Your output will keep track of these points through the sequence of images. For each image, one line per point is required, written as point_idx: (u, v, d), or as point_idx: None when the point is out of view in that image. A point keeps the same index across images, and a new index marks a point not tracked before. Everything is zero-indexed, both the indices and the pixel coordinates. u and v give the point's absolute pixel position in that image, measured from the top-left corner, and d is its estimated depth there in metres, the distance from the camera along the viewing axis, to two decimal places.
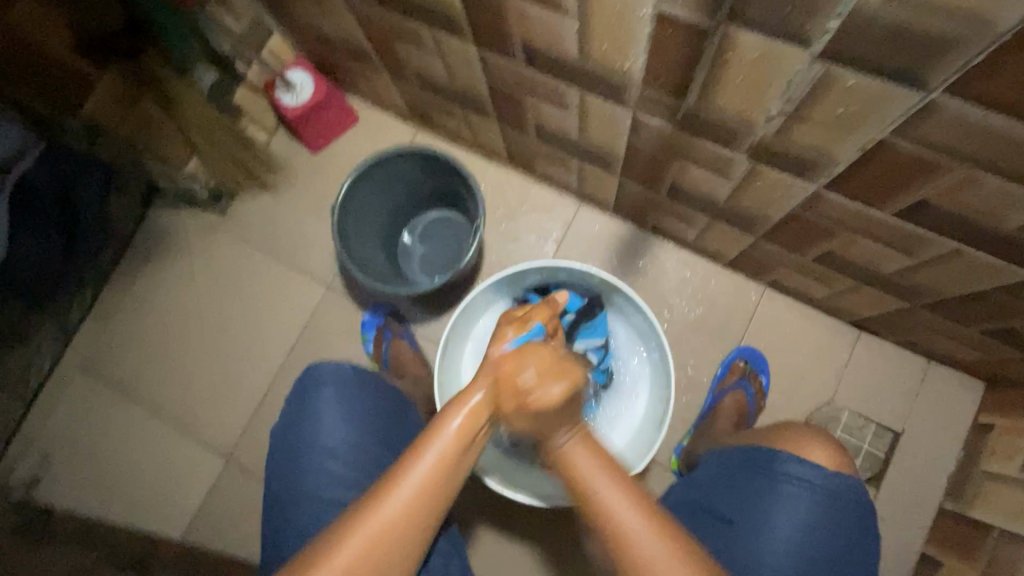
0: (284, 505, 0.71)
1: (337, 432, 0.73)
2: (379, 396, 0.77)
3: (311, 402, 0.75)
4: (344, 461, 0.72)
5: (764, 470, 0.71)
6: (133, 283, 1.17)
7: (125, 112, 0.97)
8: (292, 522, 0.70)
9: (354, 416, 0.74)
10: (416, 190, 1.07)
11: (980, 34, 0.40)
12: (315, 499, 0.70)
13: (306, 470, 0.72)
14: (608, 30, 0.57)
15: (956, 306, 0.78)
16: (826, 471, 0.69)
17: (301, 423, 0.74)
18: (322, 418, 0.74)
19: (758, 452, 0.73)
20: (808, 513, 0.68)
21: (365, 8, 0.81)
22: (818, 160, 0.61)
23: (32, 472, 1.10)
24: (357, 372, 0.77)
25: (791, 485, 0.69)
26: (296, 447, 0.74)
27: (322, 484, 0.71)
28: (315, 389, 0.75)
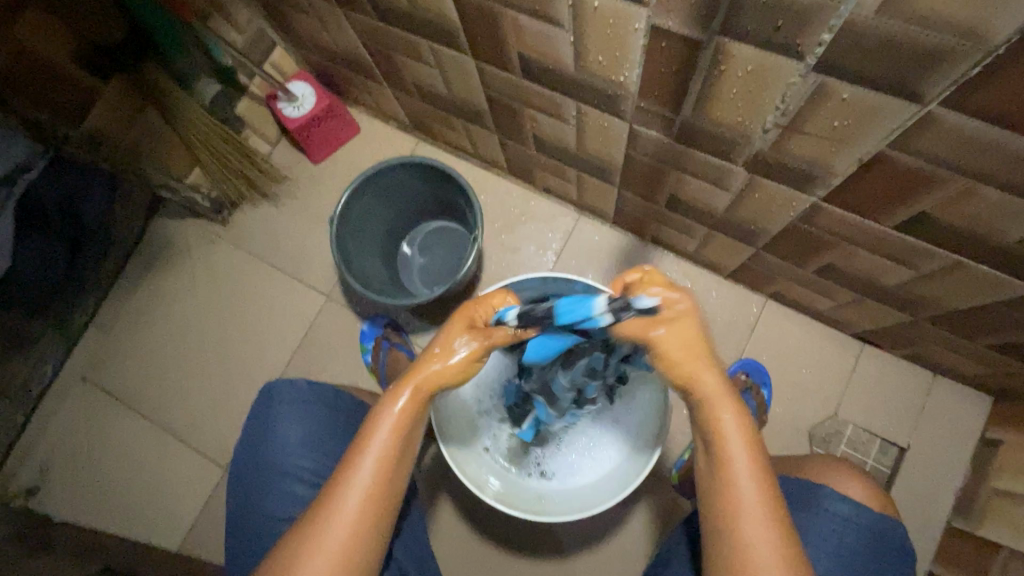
0: (247, 527, 0.71)
1: (297, 451, 0.73)
2: (340, 413, 0.76)
3: (269, 421, 0.74)
4: (308, 481, 0.72)
5: (807, 504, 0.70)
6: (135, 292, 1.18)
7: (128, 121, 0.99)
8: (256, 543, 0.69)
9: (315, 434, 0.74)
10: (416, 200, 1.07)
11: (973, 47, 0.40)
12: (279, 520, 0.70)
13: (267, 491, 0.71)
14: (602, 43, 0.57)
15: (960, 319, 0.77)
16: (868, 509, 0.69)
17: (259, 443, 0.74)
18: (281, 437, 0.73)
19: (797, 486, 0.72)
20: (851, 547, 0.68)
21: (365, 21, 0.81)
22: (817, 173, 0.60)
23: (31, 482, 1.10)
24: (314, 390, 0.76)
25: (834, 517, 0.69)
26: (256, 469, 0.73)
27: (284, 505, 0.70)
28: (273, 408, 0.74)
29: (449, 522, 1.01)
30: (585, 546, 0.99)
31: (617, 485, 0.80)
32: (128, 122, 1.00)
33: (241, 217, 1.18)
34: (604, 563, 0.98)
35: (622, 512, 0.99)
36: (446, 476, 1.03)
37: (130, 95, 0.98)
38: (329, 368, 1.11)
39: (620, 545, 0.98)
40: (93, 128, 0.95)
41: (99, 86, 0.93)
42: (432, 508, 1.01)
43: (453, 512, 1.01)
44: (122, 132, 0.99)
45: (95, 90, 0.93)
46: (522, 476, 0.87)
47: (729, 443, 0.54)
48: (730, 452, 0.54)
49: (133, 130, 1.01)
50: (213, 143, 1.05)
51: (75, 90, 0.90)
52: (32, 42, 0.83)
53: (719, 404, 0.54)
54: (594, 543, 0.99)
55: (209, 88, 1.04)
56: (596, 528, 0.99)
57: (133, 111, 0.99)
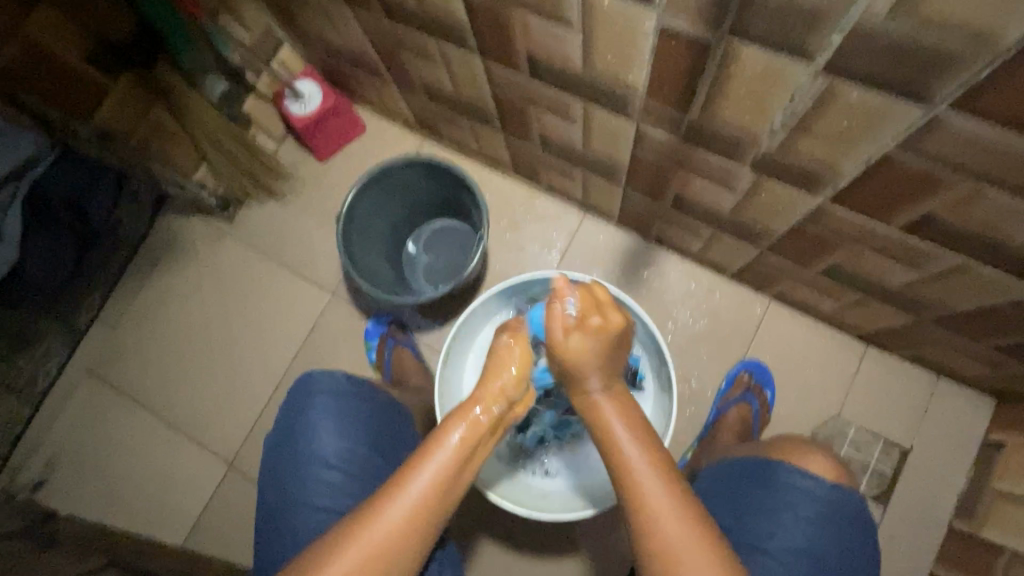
0: (281, 515, 0.71)
1: (334, 442, 0.73)
2: (376, 407, 0.77)
3: (307, 412, 0.74)
4: (343, 472, 0.72)
5: (760, 482, 0.70)
6: (141, 288, 1.18)
7: (136, 118, 1.00)
8: (290, 532, 0.70)
9: (351, 426, 0.74)
10: (422, 199, 1.07)
11: (982, 49, 0.40)
12: (314, 509, 0.70)
13: (302, 480, 0.71)
14: (610, 43, 0.58)
15: (965, 321, 0.77)
16: (826, 484, 0.68)
17: (294, 433, 0.74)
18: (318, 427, 0.73)
19: (760, 462, 0.72)
20: (807, 524, 0.66)
21: (373, 20, 0.82)
22: (824, 174, 0.60)
23: (38, 476, 1.11)
24: (353, 383, 0.76)
25: (792, 494, 0.68)
26: (291, 458, 0.73)
27: (319, 495, 0.70)
28: (311, 399, 0.74)
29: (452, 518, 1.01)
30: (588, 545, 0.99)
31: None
32: (136, 119, 1.00)
33: (246, 214, 1.19)
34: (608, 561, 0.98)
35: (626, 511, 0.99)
36: None
37: (139, 91, 0.99)
38: (334, 365, 1.12)
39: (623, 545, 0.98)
40: (102, 125, 0.97)
41: (108, 82, 0.94)
42: None
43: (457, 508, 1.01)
44: (128, 128, 1.00)
45: (104, 87, 0.94)
46: (524, 474, 0.88)
47: (634, 464, 0.53)
48: (637, 473, 0.52)
49: (141, 128, 1.01)
50: (220, 139, 1.05)
51: (85, 87, 0.92)
52: (44, 40, 0.84)
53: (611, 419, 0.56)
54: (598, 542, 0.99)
55: (216, 87, 1.05)
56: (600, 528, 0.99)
57: (141, 107, 1.00)
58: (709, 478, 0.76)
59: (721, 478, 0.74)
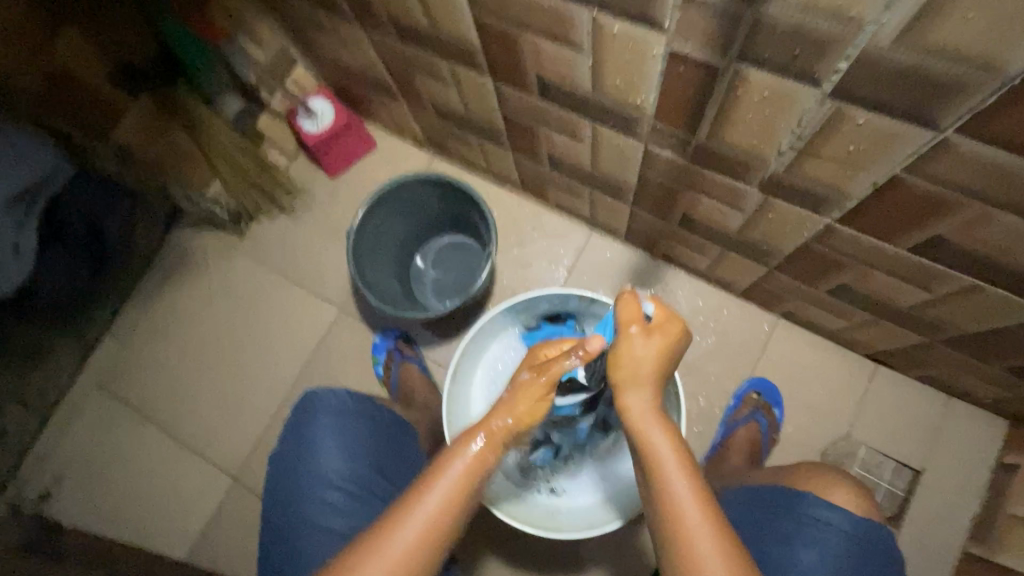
0: (285, 538, 0.70)
1: (338, 460, 0.73)
2: (379, 425, 0.78)
3: (308, 431, 0.74)
4: (347, 491, 0.71)
5: (788, 512, 0.69)
6: (152, 300, 1.20)
7: (153, 139, 0.99)
8: (292, 556, 0.68)
9: (354, 445, 0.74)
10: (430, 215, 1.09)
11: (987, 77, 0.40)
12: (318, 531, 0.69)
13: (306, 500, 0.71)
14: (619, 66, 0.59)
15: (976, 342, 0.77)
16: (855, 517, 0.66)
17: (297, 453, 0.74)
18: (321, 447, 0.73)
19: (781, 493, 0.71)
20: (836, 557, 0.64)
21: (386, 42, 0.83)
22: (831, 195, 0.61)
23: (44, 488, 1.11)
24: (356, 402, 0.77)
25: (814, 526, 0.66)
26: (294, 479, 0.72)
27: (323, 516, 0.70)
28: (312, 417, 0.75)
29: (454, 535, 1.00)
30: (594, 565, 0.98)
31: (629, 506, 0.81)
32: (150, 139, 0.99)
33: (257, 229, 1.20)
34: None
35: (633, 530, 0.98)
36: None
37: (157, 114, 0.98)
38: (341, 380, 1.12)
39: (629, 565, 0.97)
40: (121, 143, 0.96)
41: (127, 104, 0.94)
42: None
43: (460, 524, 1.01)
44: (146, 146, 0.99)
45: (122, 108, 0.94)
46: (531, 491, 0.87)
47: (666, 471, 0.53)
48: (666, 468, 0.53)
49: (158, 147, 1.00)
50: (235, 158, 1.08)
51: (104, 106, 0.92)
52: (70, 61, 0.86)
53: (647, 426, 0.56)
54: (604, 562, 0.98)
55: (231, 104, 1.08)
56: (605, 548, 0.98)
57: (156, 129, 0.99)
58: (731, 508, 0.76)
59: (742, 509, 0.73)
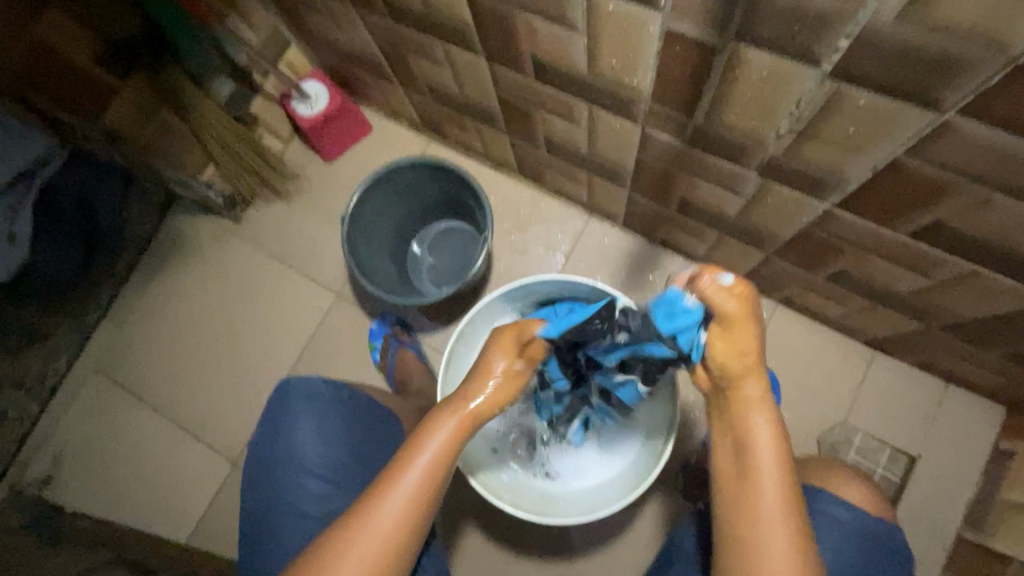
0: (264, 524, 0.71)
1: (316, 447, 0.73)
2: (358, 410, 0.77)
3: (287, 419, 0.74)
4: (325, 477, 0.72)
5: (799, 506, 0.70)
6: (149, 286, 1.19)
7: (146, 120, 0.99)
8: (273, 540, 0.69)
9: (332, 433, 0.74)
10: (426, 200, 1.07)
11: (993, 55, 0.39)
12: (298, 517, 0.70)
13: (285, 487, 0.72)
14: (616, 46, 0.57)
15: (975, 329, 0.76)
16: (860, 511, 0.69)
17: (275, 440, 0.74)
18: (299, 434, 0.73)
19: (797, 489, 0.73)
20: (845, 547, 0.68)
21: (379, 22, 0.81)
22: (831, 179, 0.60)
23: (45, 472, 1.12)
24: (332, 387, 0.76)
25: (828, 523, 0.69)
26: (273, 466, 0.73)
27: (301, 502, 0.71)
28: (290, 405, 0.75)
29: (451, 519, 1.01)
30: (589, 547, 0.99)
31: (624, 487, 0.81)
32: (147, 119, 1.00)
33: (252, 214, 1.19)
34: (610, 565, 0.98)
35: (628, 514, 0.99)
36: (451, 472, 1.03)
37: (150, 92, 0.98)
38: (338, 365, 1.12)
39: (624, 548, 0.98)
40: (113, 127, 0.96)
41: (117, 84, 0.94)
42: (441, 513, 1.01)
43: (457, 508, 1.01)
44: (137, 129, 0.99)
45: (114, 88, 0.93)
46: (527, 476, 0.87)
47: (761, 449, 0.56)
48: (762, 450, 0.56)
49: (150, 129, 1.01)
50: (227, 142, 1.06)
51: (93, 88, 0.91)
52: (55, 42, 0.85)
53: (754, 411, 0.57)
54: (599, 545, 0.99)
55: (225, 87, 1.04)
56: (601, 531, 0.99)
57: (152, 108, 1.00)
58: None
59: None
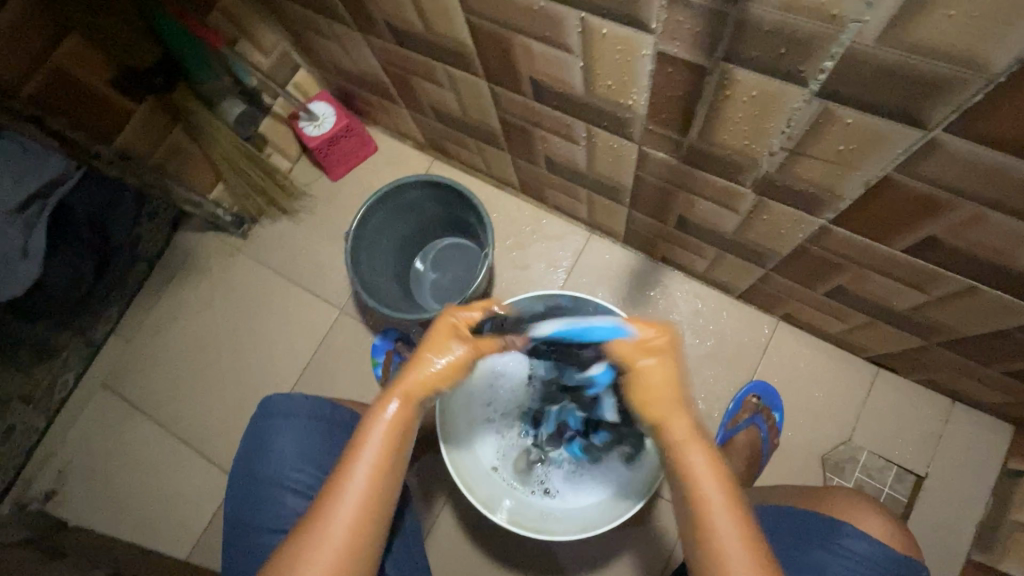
0: (241, 539, 0.71)
1: (293, 463, 0.73)
2: (337, 425, 0.76)
3: (269, 434, 0.75)
4: (301, 493, 0.72)
5: (819, 539, 0.67)
6: (157, 302, 1.21)
7: (156, 141, 1.05)
8: (245, 554, 0.70)
9: (312, 448, 0.74)
10: (429, 218, 1.09)
11: (974, 75, 0.40)
12: (272, 532, 0.70)
13: (263, 501, 0.72)
14: (611, 67, 0.59)
15: (977, 346, 0.76)
16: (882, 548, 0.65)
17: (255, 454, 0.75)
18: (277, 449, 0.74)
19: (819, 520, 0.68)
20: None
21: (383, 45, 0.84)
22: (824, 196, 0.60)
23: (49, 486, 1.13)
24: (310, 402, 0.76)
25: (844, 559, 0.65)
26: (251, 480, 0.74)
27: (279, 516, 0.71)
28: (271, 421, 0.75)
29: (452, 539, 1.00)
30: (590, 567, 0.97)
31: (625, 505, 0.80)
32: (157, 142, 1.05)
33: (259, 231, 1.22)
34: None
35: (629, 534, 0.97)
36: (451, 490, 1.02)
37: (160, 114, 1.03)
38: (340, 380, 1.13)
39: (625, 568, 0.97)
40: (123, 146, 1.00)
41: (133, 107, 0.99)
42: (441, 533, 1.01)
43: (456, 526, 1.01)
44: (148, 150, 1.04)
45: (129, 110, 0.98)
46: (527, 494, 0.86)
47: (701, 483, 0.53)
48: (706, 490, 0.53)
49: (159, 149, 1.06)
50: (236, 161, 1.09)
51: (108, 109, 0.96)
52: (72, 66, 0.89)
53: (689, 446, 0.55)
54: (599, 565, 0.97)
55: (234, 109, 1.07)
56: (602, 550, 0.98)
57: (161, 130, 1.04)
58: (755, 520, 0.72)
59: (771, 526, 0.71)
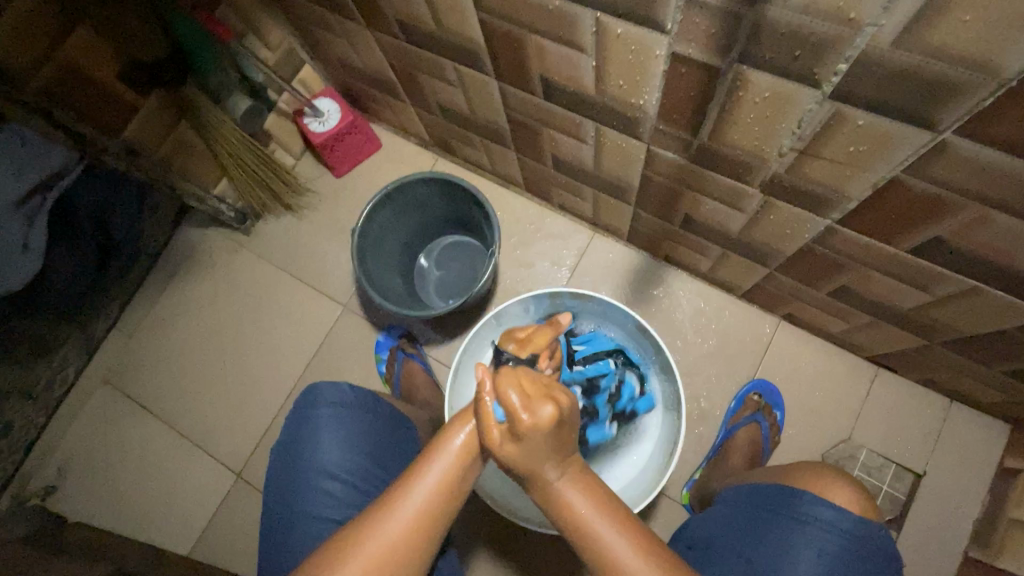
0: (285, 528, 0.71)
1: (338, 451, 0.73)
2: (379, 418, 0.78)
3: (311, 423, 0.75)
4: (345, 483, 0.72)
5: (783, 508, 0.68)
6: (159, 297, 1.21)
7: (162, 134, 1.04)
8: (290, 544, 0.69)
9: (356, 438, 0.74)
10: (434, 215, 1.10)
11: (984, 78, 0.41)
12: (318, 521, 0.70)
13: (306, 491, 0.72)
14: (624, 68, 0.59)
15: (977, 346, 0.77)
16: (850, 514, 0.64)
17: (300, 444, 0.74)
18: (324, 439, 0.74)
19: (778, 491, 0.70)
20: (832, 554, 0.63)
21: (392, 42, 0.84)
22: (832, 197, 0.61)
23: (50, 482, 1.12)
24: (357, 394, 0.77)
25: (811, 524, 0.65)
26: (293, 469, 0.73)
27: (324, 505, 0.71)
28: (315, 410, 0.75)
29: (457, 535, 1.01)
30: None
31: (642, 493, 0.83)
32: (162, 135, 1.04)
33: (263, 227, 1.22)
34: None
35: None
36: None
37: (166, 109, 1.03)
38: (344, 377, 1.13)
39: None
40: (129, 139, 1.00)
41: (139, 100, 0.98)
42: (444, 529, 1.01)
43: (460, 522, 1.01)
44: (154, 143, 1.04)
45: (135, 104, 0.98)
46: None
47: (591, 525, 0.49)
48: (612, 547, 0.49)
49: (165, 143, 1.05)
50: (242, 156, 1.09)
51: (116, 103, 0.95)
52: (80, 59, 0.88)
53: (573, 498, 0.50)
54: None
55: (239, 105, 1.03)
56: None
57: (167, 125, 1.04)
58: (725, 506, 0.75)
59: (741, 506, 0.72)
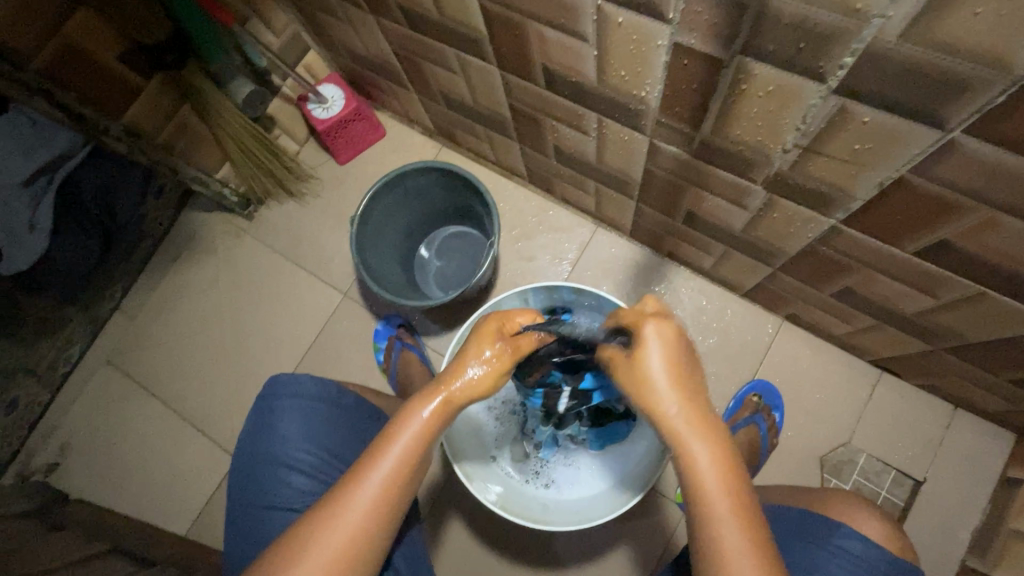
0: (247, 518, 0.71)
1: (298, 443, 0.73)
2: (343, 409, 0.77)
3: (272, 415, 0.75)
4: (307, 474, 0.72)
5: (815, 537, 0.67)
6: (162, 281, 1.21)
7: (165, 117, 1.04)
8: (251, 534, 0.70)
9: (317, 430, 0.75)
10: (435, 205, 1.09)
11: (997, 75, 0.39)
12: (279, 511, 0.70)
13: (268, 481, 0.72)
14: (625, 58, 0.58)
15: (983, 352, 0.75)
16: (879, 549, 0.65)
17: (263, 434, 0.75)
18: (285, 430, 0.74)
19: (817, 519, 0.69)
20: None
21: (395, 27, 0.83)
22: (836, 196, 0.60)
23: (53, 458, 1.14)
24: (319, 385, 0.77)
25: (840, 557, 0.65)
26: (255, 460, 0.74)
27: (283, 497, 0.71)
28: (276, 402, 0.75)
29: (447, 525, 1.01)
30: (585, 560, 0.98)
31: (633, 492, 0.79)
32: (165, 119, 1.04)
33: (266, 213, 1.22)
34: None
35: (624, 527, 0.98)
36: (450, 479, 1.03)
37: (169, 92, 1.02)
38: (341, 365, 1.13)
39: (619, 562, 0.97)
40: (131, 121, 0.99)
41: (141, 83, 0.97)
42: (437, 520, 1.01)
43: (452, 513, 1.01)
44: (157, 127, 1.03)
45: (138, 86, 0.97)
46: (522, 483, 0.88)
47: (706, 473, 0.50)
48: (712, 491, 0.49)
49: (168, 127, 1.05)
50: (244, 140, 1.09)
51: (120, 86, 0.95)
52: (82, 41, 0.87)
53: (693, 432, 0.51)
54: (595, 557, 0.98)
55: (242, 89, 1.04)
56: (596, 544, 0.98)
57: (170, 108, 1.04)
58: None
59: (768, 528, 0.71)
